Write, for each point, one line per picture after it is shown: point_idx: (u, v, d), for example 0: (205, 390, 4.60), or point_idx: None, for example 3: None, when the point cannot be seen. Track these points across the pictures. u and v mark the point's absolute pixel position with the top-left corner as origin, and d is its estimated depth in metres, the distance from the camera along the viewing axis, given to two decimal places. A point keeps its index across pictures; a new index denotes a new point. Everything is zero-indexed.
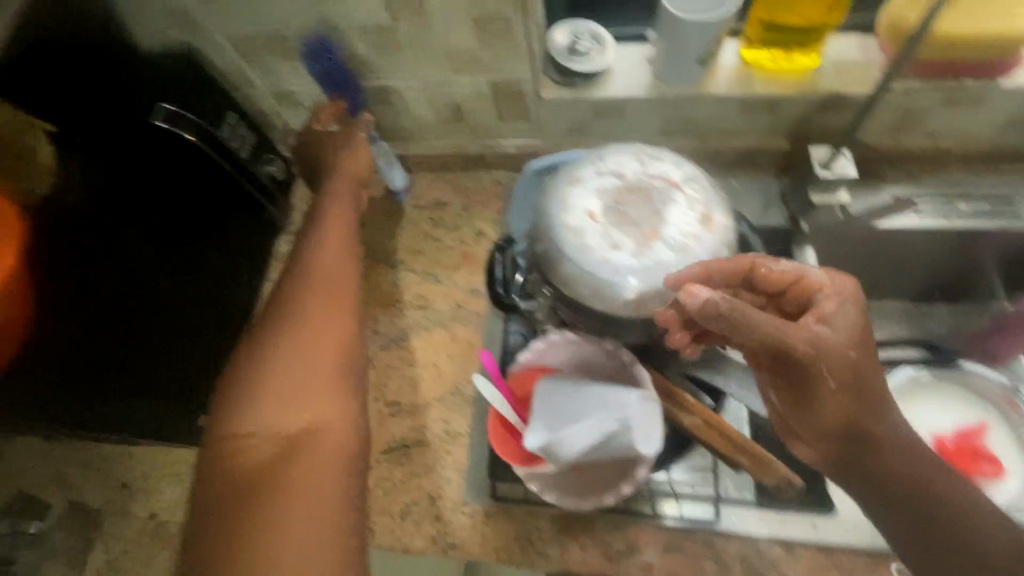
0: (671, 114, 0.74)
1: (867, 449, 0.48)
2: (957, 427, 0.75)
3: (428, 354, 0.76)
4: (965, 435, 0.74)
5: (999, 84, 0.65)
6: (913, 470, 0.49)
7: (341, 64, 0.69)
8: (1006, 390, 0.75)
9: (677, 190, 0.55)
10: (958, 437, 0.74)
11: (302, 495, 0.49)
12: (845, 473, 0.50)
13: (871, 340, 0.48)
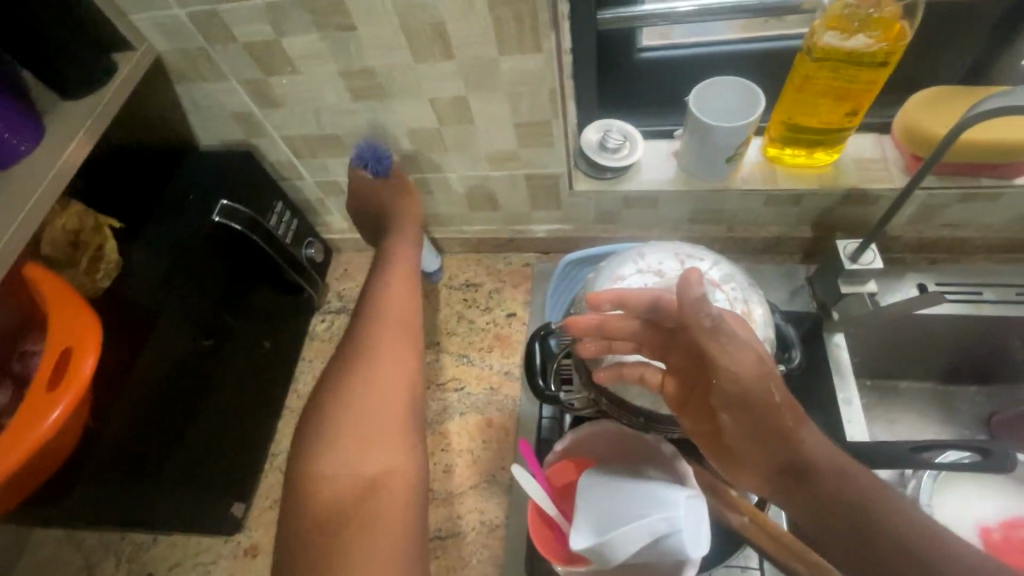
0: (697, 206, 0.78)
1: (818, 481, 0.49)
2: (1004, 515, 0.73)
3: (462, 439, 0.76)
4: (1012, 526, 0.72)
5: (1013, 183, 0.68)
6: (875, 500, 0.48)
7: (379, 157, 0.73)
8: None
9: (717, 288, 0.57)
10: (1005, 527, 0.72)
11: (376, 542, 0.56)
12: (792, 501, 0.51)
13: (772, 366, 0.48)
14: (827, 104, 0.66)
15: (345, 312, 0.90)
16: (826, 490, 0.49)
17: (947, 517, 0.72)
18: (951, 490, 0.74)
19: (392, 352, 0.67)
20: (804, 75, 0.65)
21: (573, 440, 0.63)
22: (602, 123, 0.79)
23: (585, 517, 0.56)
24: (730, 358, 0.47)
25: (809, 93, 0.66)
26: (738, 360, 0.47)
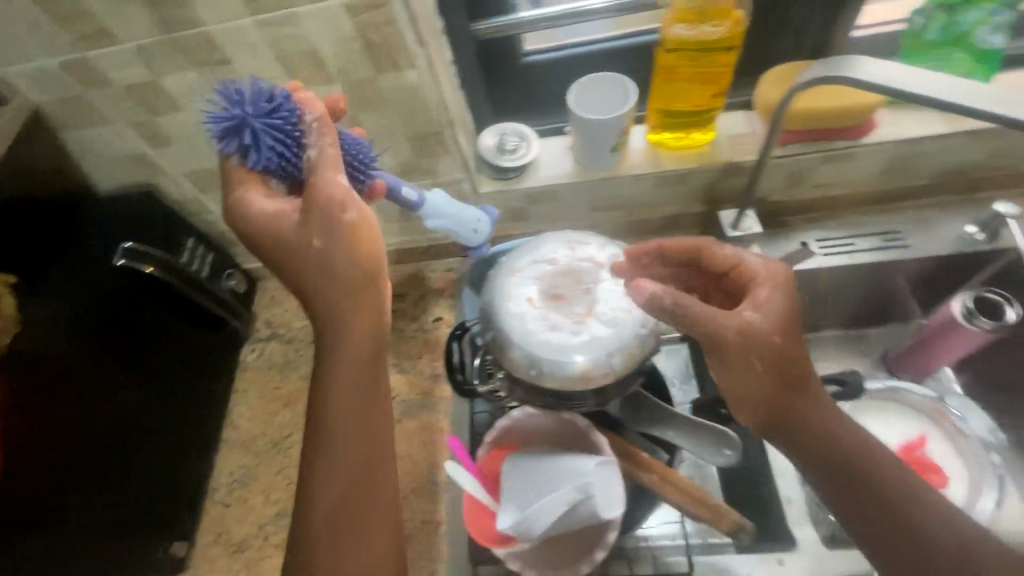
0: (596, 195, 0.82)
1: (825, 455, 0.52)
2: (898, 440, 0.82)
3: (400, 446, 0.78)
4: (907, 448, 0.80)
5: (862, 143, 0.75)
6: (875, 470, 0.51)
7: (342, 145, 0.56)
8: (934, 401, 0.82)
9: (604, 269, 0.62)
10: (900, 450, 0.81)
11: None
12: (836, 494, 0.53)
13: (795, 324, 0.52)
14: (691, 88, 0.73)
15: (275, 339, 0.90)
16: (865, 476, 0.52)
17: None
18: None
19: (361, 460, 0.53)
20: (665, 66, 0.71)
21: (501, 428, 0.65)
22: (496, 128, 0.82)
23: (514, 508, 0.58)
24: (767, 340, 0.50)
25: (673, 81, 0.72)
26: (763, 346, 0.50)
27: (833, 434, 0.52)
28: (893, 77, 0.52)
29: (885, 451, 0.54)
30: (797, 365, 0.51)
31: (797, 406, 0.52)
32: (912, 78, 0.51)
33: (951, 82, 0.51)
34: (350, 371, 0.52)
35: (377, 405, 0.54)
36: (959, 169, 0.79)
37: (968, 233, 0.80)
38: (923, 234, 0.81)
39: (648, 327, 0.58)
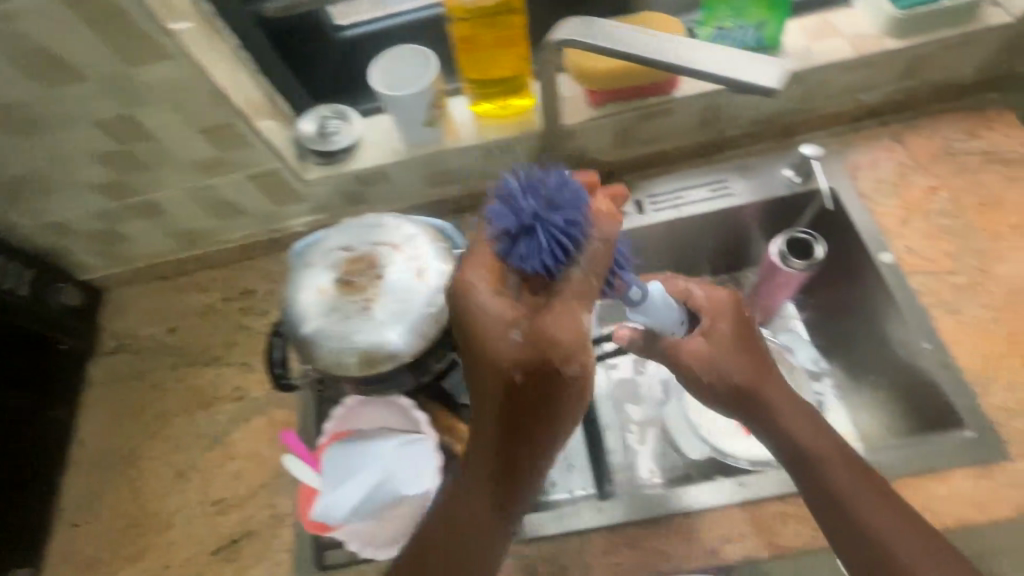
0: (425, 171, 0.81)
1: (818, 483, 0.57)
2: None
3: (250, 445, 0.78)
4: None
5: (673, 96, 0.77)
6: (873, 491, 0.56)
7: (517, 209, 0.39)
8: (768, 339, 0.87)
9: (397, 252, 0.60)
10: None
11: None
12: (814, 489, 0.57)
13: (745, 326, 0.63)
14: (497, 56, 0.72)
15: (121, 350, 0.87)
16: (833, 484, 0.56)
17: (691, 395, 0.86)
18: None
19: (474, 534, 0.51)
20: (463, 37, 0.69)
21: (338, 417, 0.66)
22: (316, 111, 0.79)
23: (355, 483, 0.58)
24: (727, 371, 0.60)
25: (476, 52, 0.71)
26: (739, 371, 0.61)
27: (817, 463, 0.57)
28: (613, 36, 0.50)
29: (838, 451, 0.58)
30: (767, 397, 0.60)
31: (796, 435, 0.59)
32: (628, 38, 0.49)
33: (663, 39, 0.49)
34: (545, 434, 0.44)
35: (565, 426, 0.46)
36: (772, 114, 0.82)
37: (786, 176, 0.83)
38: (747, 180, 0.84)
39: (435, 306, 0.57)
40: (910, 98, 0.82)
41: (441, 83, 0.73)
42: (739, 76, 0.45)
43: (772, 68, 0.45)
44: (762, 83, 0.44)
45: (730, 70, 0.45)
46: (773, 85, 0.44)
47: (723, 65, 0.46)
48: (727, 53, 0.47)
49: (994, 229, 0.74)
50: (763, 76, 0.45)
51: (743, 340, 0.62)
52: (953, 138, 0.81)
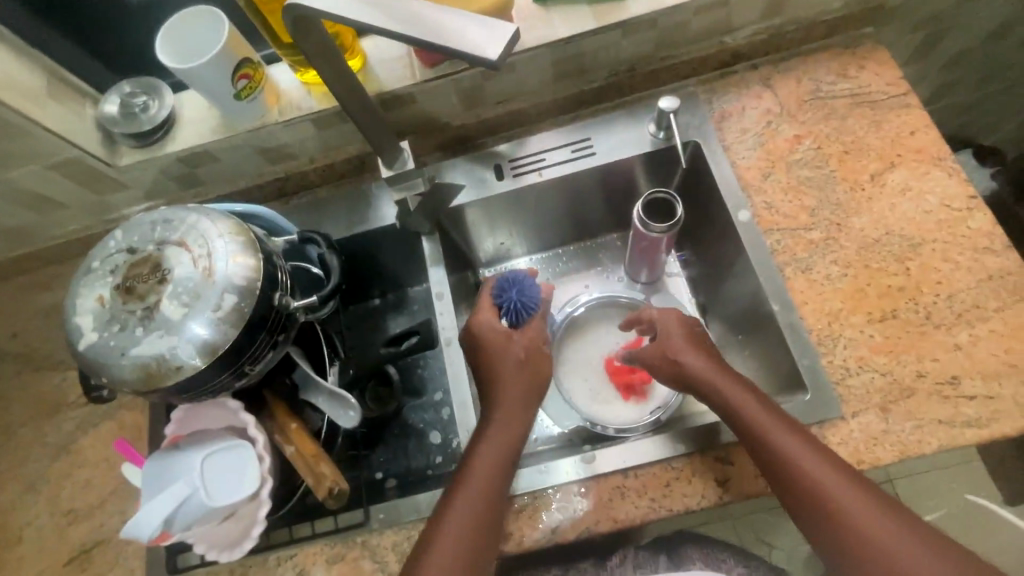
0: (256, 149, 0.74)
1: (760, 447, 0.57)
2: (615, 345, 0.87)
3: (98, 451, 0.74)
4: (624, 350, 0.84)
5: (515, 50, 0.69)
6: (801, 449, 0.55)
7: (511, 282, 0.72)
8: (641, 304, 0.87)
9: (185, 250, 0.55)
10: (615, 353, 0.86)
11: None
12: (789, 464, 0.55)
13: (697, 331, 0.70)
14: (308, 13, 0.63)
15: None
16: (785, 451, 0.56)
17: (569, 366, 0.86)
18: (571, 341, 0.88)
19: (465, 502, 0.58)
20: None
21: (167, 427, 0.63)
22: (121, 87, 0.72)
23: (166, 497, 0.55)
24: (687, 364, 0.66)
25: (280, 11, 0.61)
26: (700, 366, 0.65)
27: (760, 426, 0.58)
28: (338, 7, 0.43)
29: (778, 425, 0.58)
30: (719, 383, 0.63)
31: (729, 409, 0.61)
32: (353, 7, 0.43)
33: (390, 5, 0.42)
34: (493, 431, 0.63)
35: (507, 421, 0.64)
36: (631, 62, 0.76)
37: (649, 131, 0.77)
38: (610, 139, 0.78)
39: (224, 310, 0.53)
40: (778, 37, 0.76)
41: (245, 49, 0.64)
42: (456, 45, 0.39)
43: (495, 30, 0.38)
44: (480, 51, 0.38)
45: (451, 38, 0.39)
46: (490, 55, 0.37)
47: (444, 32, 0.40)
48: (453, 16, 0.40)
49: (854, 178, 0.71)
50: (483, 43, 0.38)
51: (692, 342, 0.68)
52: (822, 80, 0.76)
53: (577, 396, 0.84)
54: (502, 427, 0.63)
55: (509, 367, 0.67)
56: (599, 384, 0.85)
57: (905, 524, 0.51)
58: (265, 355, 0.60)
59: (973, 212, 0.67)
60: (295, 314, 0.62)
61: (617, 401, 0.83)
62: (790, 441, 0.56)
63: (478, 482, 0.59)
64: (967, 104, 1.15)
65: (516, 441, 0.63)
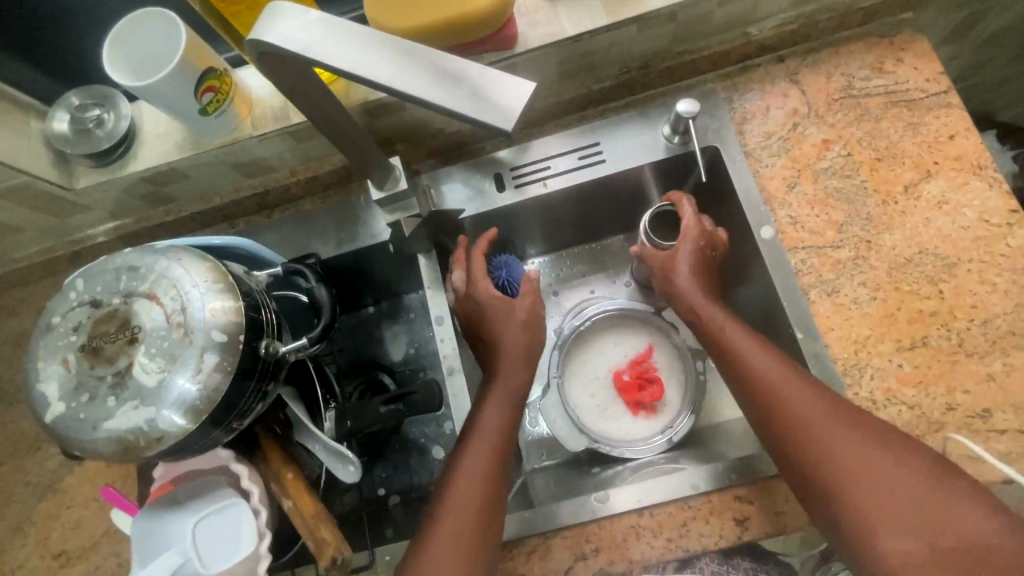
0: (230, 164, 0.67)
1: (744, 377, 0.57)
2: (625, 357, 0.81)
3: (85, 490, 0.71)
4: (634, 364, 0.80)
5: (516, 52, 0.61)
6: (782, 373, 0.55)
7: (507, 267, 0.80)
8: (654, 316, 0.81)
9: (155, 302, 0.49)
10: (624, 367, 0.81)
11: None
12: (766, 383, 0.55)
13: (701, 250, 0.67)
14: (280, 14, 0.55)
15: None
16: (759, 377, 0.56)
17: (576, 380, 0.81)
18: (579, 352, 0.82)
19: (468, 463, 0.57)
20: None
21: (157, 479, 0.60)
22: (69, 101, 0.65)
23: (162, 560, 0.53)
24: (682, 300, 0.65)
25: (249, 13, 0.53)
26: (693, 298, 0.64)
27: (740, 353, 0.58)
28: (311, 42, 0.37)
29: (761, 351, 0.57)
30: (710, 313, 0.62)
31: (720, 338, 0.61)
32: (329, 43, 0.36)
33: (374, 42, 0.36)
34: (494, 393, 0.62)
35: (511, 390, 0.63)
36: (643, 59, 0.69)
37: (664, 135, 0.70)
38: (621, 144, 0.71)
39: (204, 371, 0.48)
40: (808, 27, 0.69)
41: (209, 59, 0.56)
42: (458, 105, 0.33)
43: (505, 87, 0.33)
44: (489, 117, 0.33)
45: (452, 95, 0.33)
46: (506, 121, 0.32)
47: (444, 86, 0.34)
48: (451, 62, 0.34)
49: (886, 190, 0.65)
50: (492, 105, 0.33)
51: (697, 266, 0.66)
52: (855, 74, 0.69)
53: (585, 414, 0.79)
54: (502, 382, 0.63)
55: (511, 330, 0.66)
56: (607, 400, 0.80)
57: (880, 452, 0.50)
58: (255, 406, 0.55)
59: (1014, 229, 0.62)
60: (284, 358, 0.57)
61: (625, 418, 0.79)
62: (765, 365, 0.56)
63: (487, 442, 0.58)
64: (995, 80, 1.07)
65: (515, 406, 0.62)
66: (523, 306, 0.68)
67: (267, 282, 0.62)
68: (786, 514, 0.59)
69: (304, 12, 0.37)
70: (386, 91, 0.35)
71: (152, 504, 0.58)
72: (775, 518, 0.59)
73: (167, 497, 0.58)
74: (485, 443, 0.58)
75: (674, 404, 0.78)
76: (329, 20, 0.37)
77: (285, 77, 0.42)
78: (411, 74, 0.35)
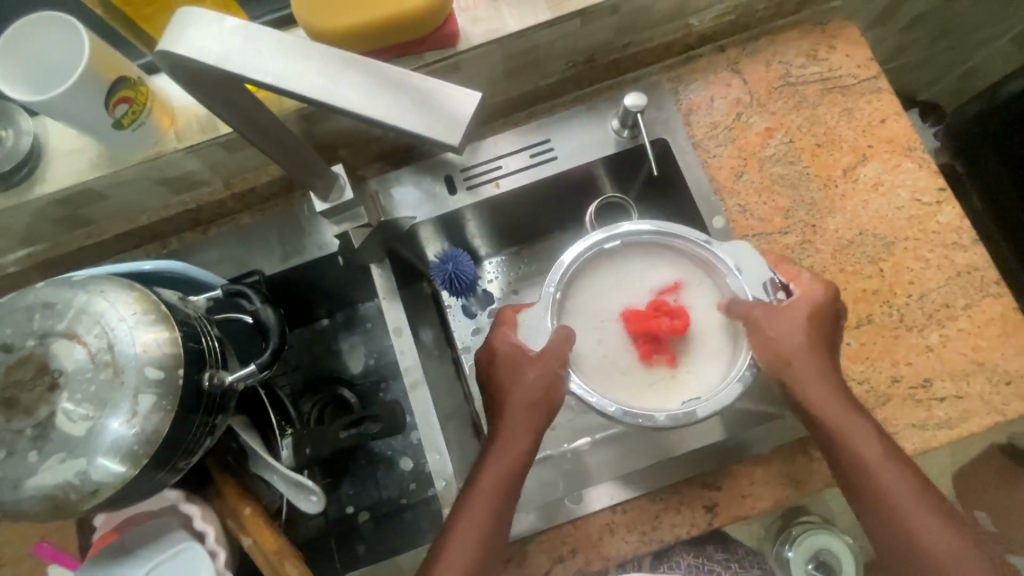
0: (155, 181, 0.61)
1: (876, 503, 0.52)
2: (651, 291, 0.60)
3: (17, 545, 0.64)
4: (661, 303, 0.58)
5: (457, 50, 0.59)
6: (908, 480, 0.52)
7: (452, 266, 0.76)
8: (708, 248, 0.58)
9: (77, 341, 0.45)
10: (652, 304, 0.58)
11: None
12: (893, 495, 0.52)
13: (832, 328, 0.56)
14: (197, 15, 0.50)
15: None
16: (886, 491, 0.52)
17: (580, 307, 0.59)
18: (590, 273, 0.60)
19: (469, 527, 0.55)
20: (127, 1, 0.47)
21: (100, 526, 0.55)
22: None
23: None
24: (808, 399, 0.55)
25: (161, 15, 0.49)
26: (821, 398, 0.54)
27: (878, 478, 0.52)
28: (228, 50, 0.33)
29: (892, 464, 0.52)
30: (843, 413, 0.54)
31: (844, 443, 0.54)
32: (250, 52, 0.33)
33: (302, 49, 0.33)
34: (497, 445, 0.57)
35: (512, 432, 0.57)
36: (589, 53, 0.67)
37: (614, 129, 0.70)
38: (572, 140, 0.70)
39: (141, 415, 0.44)
40: (747, 16, 0.69)
41: (120, 65, 0.51)
42: (403, 119, 0.31)
43: (451, 100, 0.31)
44: (435, 129, 0.31)
45: (395, 108, 0.31)
46: (451, 137, 0.31)
47: (384, 96, 0.32)
48: (392, 72, 0.32)
49: (827, 174, 0.68)
50: (435, 119, 0.31)
51: (815, 336, 0.55)
52: (792, 63, 0.71)
53: (580, 358, 0.57)
54: (506, 447, 0.57)
55: (520, 375, 0.57)
56: (614, 347, 0.58)
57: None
58: (204, 442, 0.51)
59: (943, 206, 0.66)
60: (232, 388, 0.54)
61: (635, 372, 0.57)
62: (898, 482, 0.52)
63: (483, 502, 0.55)
64: (918, 60, 1.13)
65: (516, 449, 0.57)
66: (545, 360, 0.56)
67: (207, 306, 0.58)
68: (752, 496, 0.61)
69: (217, 19, 0.34)
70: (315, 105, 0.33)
71: (95, 556, 0.53)
72: (743, 503, 0.61)
73: (114, 546, 0.53)
74: (488, 500, 0.55)
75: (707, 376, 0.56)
76: (247, 27, 0.34)
77: (202, 86, 0.38)
78: (347, 84, 0.32)
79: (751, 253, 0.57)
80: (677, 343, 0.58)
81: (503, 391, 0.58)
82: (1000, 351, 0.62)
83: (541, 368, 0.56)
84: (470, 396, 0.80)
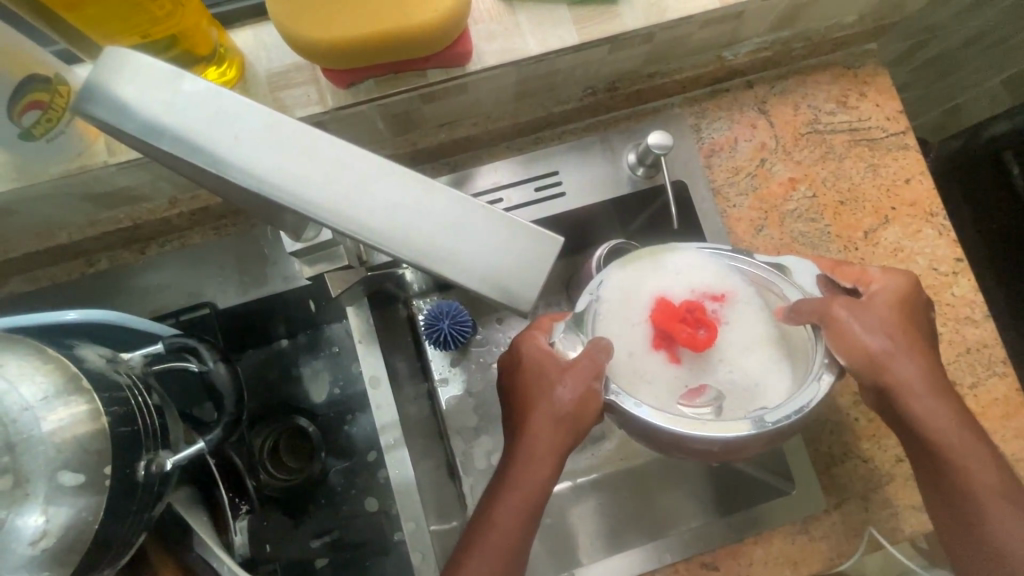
0: (79, 197, 0.50)
1: (988, 542, 0.46)
2: (696, 292, 0.50)
3: None
4: (708, 313, 0.49)
5: (466, 70, 0.50)
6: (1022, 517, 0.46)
7: (452, 328, 0.66)
8: (763, 266, 0.49)
9: None
10: (693, 307, 0.49)
11: None
12: (1005, 532, 0.46)
13: (927, 332, 0.50)
14: (139, 7, 0.39)
15: None
16: (998, 524, 0.46)
17: (615, 309, 0.49)
18: (631, 274, 0.50)
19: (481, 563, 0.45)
20: None
21: None
22: None
23: None
24: (920, 417, 0.48)
25: (90, 5, 0.37)
26: (935, 415, 0.48)
27: (992, 511, 0.46)
28: (194, 129, 0.26)
29: (1004, 498, 0.47)
30: (954, 431, 0.48)
31: (953, 466, 0.47)
32: (229, 138, 0.26)
33: (318, 149, 0.26)
34: (519, 469, 0.47)
35: (537, 455, 0.47)
36: (610, 79, 0.60)
37: (630, 165, 0.62)
38: (584, 174, 0.62)
39: (51, 530, 0.35)
40: (780, 53, 0.63)
41: (33, 63, 0.40)
42: (453, 255, 0.26)
43: (524, 257, 0.26)
44: (506, 296, 0.26)
45: (456, 260, 0.26)
46: (515, 296, 0.26)
47: (427, 207, 0.26)
48: (443, 194, 0.26)
49: (848, 235, 0.64)
50: (491, 264, 0.26)
51: (908, 335, 0.49)
52: (821, 108, 0.65)
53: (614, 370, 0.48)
54: (527, 471, 0.47)
55: (546, 388, 0.47)
56: (655, 359, 0.49)
57: None
58: (136, 541, 0.42)
59: (958, 278, 0.63)
60: (174, 471, 0.45)
61: (676, 384, 0.48)
62: (1013, 516, 0.46)
63: (498, 534, 0.46)
64: None
65: (543, 474, 0.47)
66: (579, 371, 0.46)
67: (147, 362, 0.48)
68: None
69: (178, 81, 0.26)
70: (330, 223, 0.26)
71: None
72: None
73: None
74: (501, 538, 0.46)
75: (771, 399, 0.46)
76: (219, 95, 0.26)
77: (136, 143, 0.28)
78: (376, 190, 0.26)
79: (805, 267, 0.50)
80: (722, 352, 0.49)
81: (529, 402, 0.48)
82: (999, 433, 0.61)
83: (574, 380, 0.46)
84: (444, 434, 0.69)
